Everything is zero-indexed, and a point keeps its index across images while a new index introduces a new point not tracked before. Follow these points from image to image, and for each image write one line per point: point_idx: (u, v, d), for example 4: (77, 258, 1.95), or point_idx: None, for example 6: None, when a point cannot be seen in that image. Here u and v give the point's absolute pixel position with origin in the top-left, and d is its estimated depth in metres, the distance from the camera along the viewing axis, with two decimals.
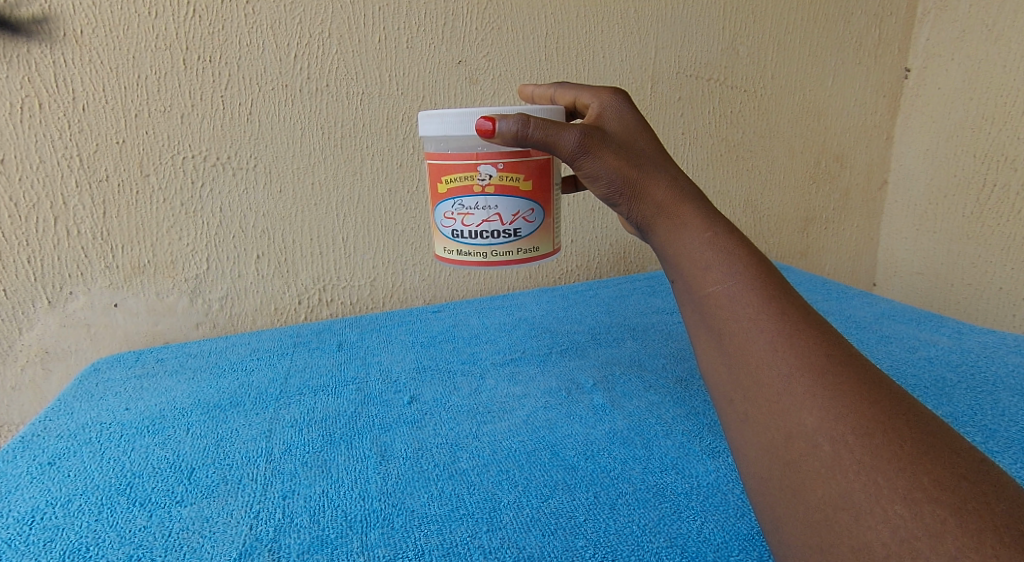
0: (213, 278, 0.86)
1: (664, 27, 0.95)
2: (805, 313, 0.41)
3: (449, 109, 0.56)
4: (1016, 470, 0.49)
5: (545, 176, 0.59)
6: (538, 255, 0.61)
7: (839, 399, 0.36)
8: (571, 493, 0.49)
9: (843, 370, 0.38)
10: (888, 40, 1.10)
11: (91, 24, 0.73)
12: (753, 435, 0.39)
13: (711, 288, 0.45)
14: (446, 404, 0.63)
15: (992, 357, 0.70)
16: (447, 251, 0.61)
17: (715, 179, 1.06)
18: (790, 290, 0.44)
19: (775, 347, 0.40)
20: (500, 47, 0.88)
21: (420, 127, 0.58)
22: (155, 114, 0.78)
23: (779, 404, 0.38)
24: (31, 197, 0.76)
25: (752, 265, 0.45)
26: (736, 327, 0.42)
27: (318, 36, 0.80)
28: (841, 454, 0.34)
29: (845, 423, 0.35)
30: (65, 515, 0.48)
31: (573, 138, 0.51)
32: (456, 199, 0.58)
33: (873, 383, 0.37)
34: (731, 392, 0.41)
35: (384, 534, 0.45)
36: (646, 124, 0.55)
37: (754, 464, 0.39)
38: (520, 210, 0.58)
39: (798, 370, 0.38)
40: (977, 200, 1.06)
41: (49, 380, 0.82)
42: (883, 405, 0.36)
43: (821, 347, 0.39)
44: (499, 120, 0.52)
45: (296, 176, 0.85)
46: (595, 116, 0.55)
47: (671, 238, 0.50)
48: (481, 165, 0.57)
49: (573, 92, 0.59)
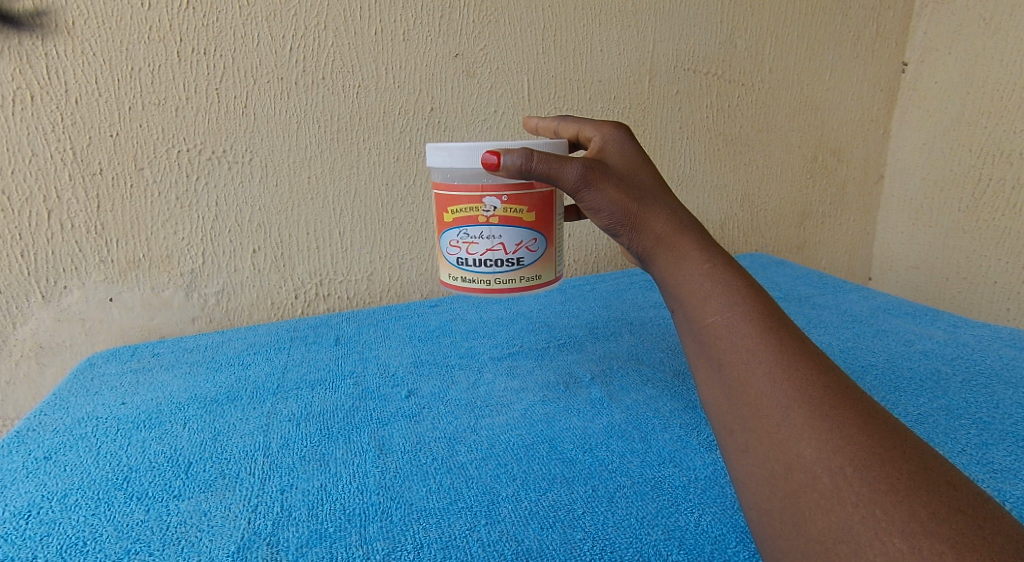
0: (209, 272, 0.85)
1: (662, 21, 0.95)
2: (804, 344, 0.42)
3: (456, 143, 0.57)
4: (1010, 462, 0.50)
5: (548, 208, 0.58)
6: (541, 282, 0.60)
7: (837, 431, 0.37)
8: (570, 487, 0.49)
9: (841, 403, 0.38)
10: (885, 34, 1.10)
11: (84, 15, 0.72)
12: (753, 465, 0.39)
13: (712, 319, 0.45)
14: (444, 398, 0.64)
15: (988, 350, 0.70)
16: (451, 277, 0.61)
17: (712, 173, 1.06)
18: (789, 321, 0.44)
19: (773, 379, 0.40)
20: (497, 40, 0.88)
21: (428, 158, 0.59)
22: (149, 107, 0.77)
23: (778, 435, 0.38)
24: (24, 190, 0.75)
25: (751, 296, 0.45)
26: (737, 358, 0.42)
27: (314, 28, 0.80)
28: (840, 486, 0.35)
29: (843, 455, 0.36)
30: (62, 509, 0.48)
31: (575, 171, 0.51)
32: (461, 229, 0.58)
33: (871, 416, 0.37)
34: (730, 423, 0.41)
35: (383, 527, 0.45)
36: (647, 158, 0.55)
37: (755, 494, 0.39)
38: (524, 240, 0.58)
39: (797, 401, 0.39)
40: (972, 195, 1.07)
41: (43, 375, 0.82)
42: (881, 437, 0.36)
43: (819, 379, 0.39)
44: (503, 155, 0.52)
45: (293, 170, 0.84)
46: (597, 150, 0.55)
47: (671, 268, 0.50)
48: (486, 197, 0.57)
49: (576, 126, 0.60)
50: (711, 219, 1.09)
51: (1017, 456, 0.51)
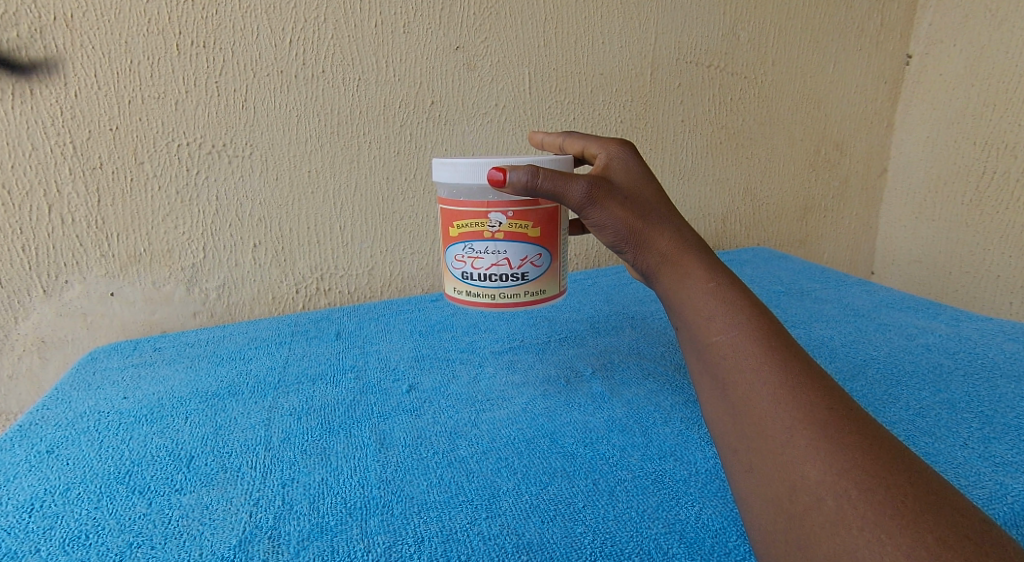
0: (210, 267, 0.85)
1: (663, 13, 0.94)
2: (808, 366, 0.42)
3: (462, 158, 0.56)
4: (1012, 455, 0.50)
5: (554, 223, 0.58)
6: (546, 297, 0.60)
7: (842, 454, 0.37)
8: (570, 480, 0.49)
9: (845, 425, 0.38)
10: (889, 26, 1.10)
11: (82, 8, 0.72)
12: (758, 485, 0.39)
13: (715, 338, 0.45)
14: (445, 392, 0.64)
15: (990, 344, 0.70)
16: (457, 291, 0.61)
17: (713, 167, 1.05)
18: (792, 342, 0.44)
19: (777, 400, 0.40)
20: (498, 32, 0.87)
21: (434, 173, 0.59)
22: (148, 100, 0.77)
23: (781, 456, 0.38)
24: (25, 184, 0.75)
25: (755, 316, 0.45)
26: (740, 378, 0.42)
27: (314, 21, 0.80)
28: (845, 509, 0.35)
29: (848, 478, 0.36)
30: (63, 503, 0.48)
31: (580, 189, 0.51)
32: (467, 243, 0.58)
33: (875, 439, 0.38)
34: (733, 441, 0.41)
35: (384, 520, 0.45)
36: (653, 177, 0.55)
37: (759, 514, 0.38)
38: (528, 255, 0.58)
39: (801, 423, 0.39)
40: (976, 188, 1.06)
41: (45, 369, 0.82)
42: (886, 460, 0.36)
43: (823, 402, 0.40)
44: (509, 171, 0.52)
45: (293, 164, 0.84)
46: (602, 167, 0.55)
47: (676, 286, 0.49)
48: (492, 213, 0.57)
49: (582, 142, 0.59)
50: (712, 213, 1.08)
51: (1018, 450, 0.51)
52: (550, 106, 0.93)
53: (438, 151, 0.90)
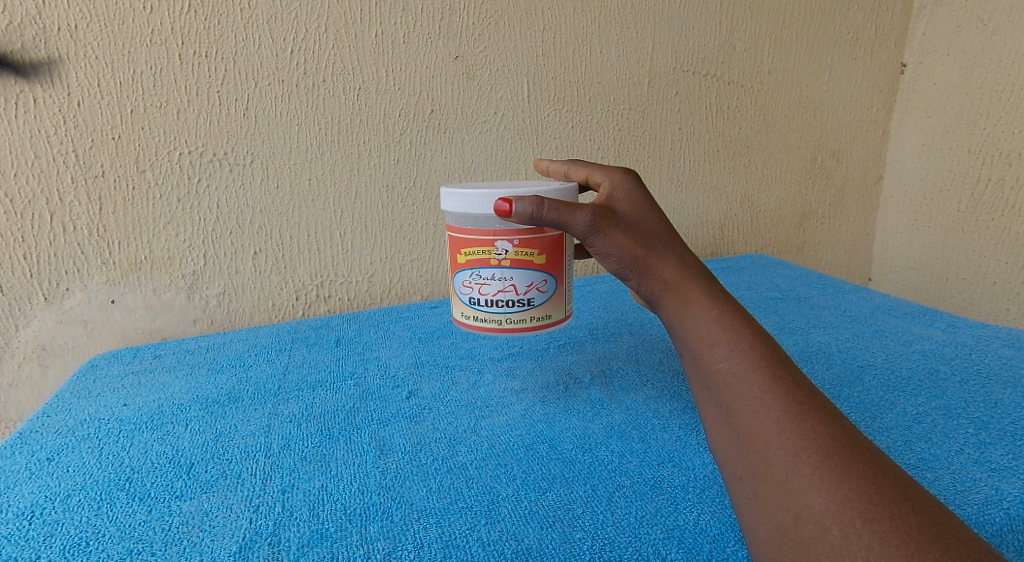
0: (210, 275, 0.86)
1: (661, 23, 0.95)
2: (811, 394, 0.42)
3: (470, 189, 0.57)
4: (1008, 461, 0.50)
5: (558, 250, 0.59)
6: (551, 322, 0.60)
7: (846, 481, 0.37)
8: (569, 486, 0.49)
9: (849, 454, 0.39)
10: (885, 35, 1.11)
11: (86, 19, 0.73)
12: (763, 512, 0.39)
13: (718, 365, 0.45)
14: (444, 399, 0.64)
15: (986, 350, 0.70)
16: (464, 316, 0.61)
17: (712, 175, 1.06)
18: (795, 368, 0.44)
19: (781, 428, 0.40)
20: (498, 43, 0.88)
21: (443, 202, 0.59)
22: (150, 109, 0.77)
23: (786, 483, 0.39)
24: (27, 193, 0.75)
25: (759, 343, 0.45)
26: (744, 405, 0.42)
27: (315, 31, 0.80)
28: (850, 539, 0.35)
29: (852, 507, 0.36)
30: (64, 509, 0.48)
31: (584, 219, 0.50)
32: (474, 270, 0.58)
33: (878, 467, 0.38)
34: (738, 469, 0.41)
35: (383, 527, 0.45)
36: (655, 205, 0.55)
37: (764, 542, 0.39)
38: (534, 281, 0.58)
39: (805, 452, 0.39)
40: (971, 195, 1.07)
41: (45, 377, 0.82)
42: (890, 489, 0.37)
43: (827, 430, 0.40)
44: (514, 202, 0.51)
45: (293, 173, 0.85)
46: (605, 196, 0.55)
47: (679, 313, 0.49)
48: (498, 241, 0.57)
49: (586, 170, 0.60)
50: (710, 221, 1.09)
51: (1014, 455, 0.51)
52: (548, 114, 0.94)
53: (437, 159, 0.90)
